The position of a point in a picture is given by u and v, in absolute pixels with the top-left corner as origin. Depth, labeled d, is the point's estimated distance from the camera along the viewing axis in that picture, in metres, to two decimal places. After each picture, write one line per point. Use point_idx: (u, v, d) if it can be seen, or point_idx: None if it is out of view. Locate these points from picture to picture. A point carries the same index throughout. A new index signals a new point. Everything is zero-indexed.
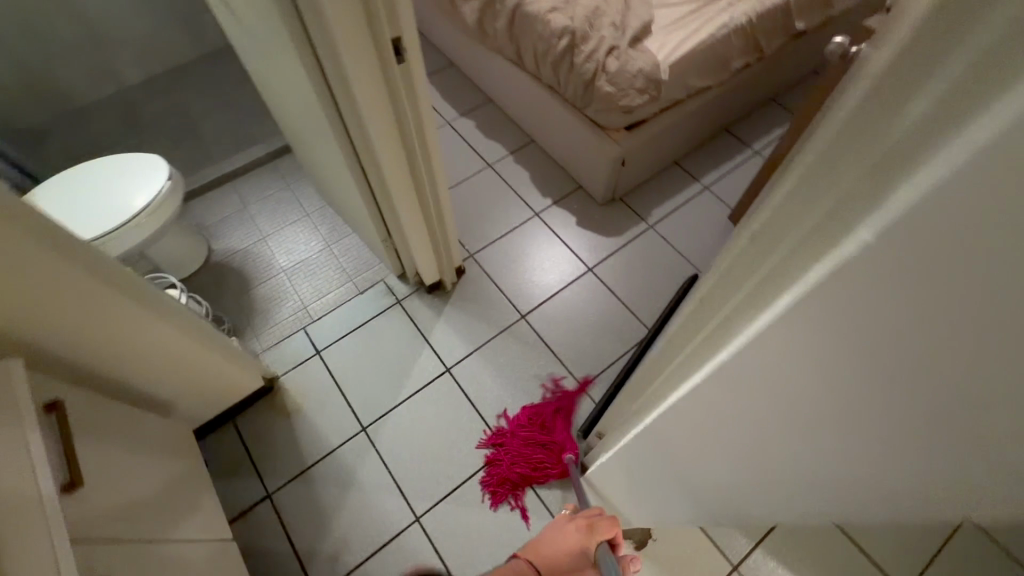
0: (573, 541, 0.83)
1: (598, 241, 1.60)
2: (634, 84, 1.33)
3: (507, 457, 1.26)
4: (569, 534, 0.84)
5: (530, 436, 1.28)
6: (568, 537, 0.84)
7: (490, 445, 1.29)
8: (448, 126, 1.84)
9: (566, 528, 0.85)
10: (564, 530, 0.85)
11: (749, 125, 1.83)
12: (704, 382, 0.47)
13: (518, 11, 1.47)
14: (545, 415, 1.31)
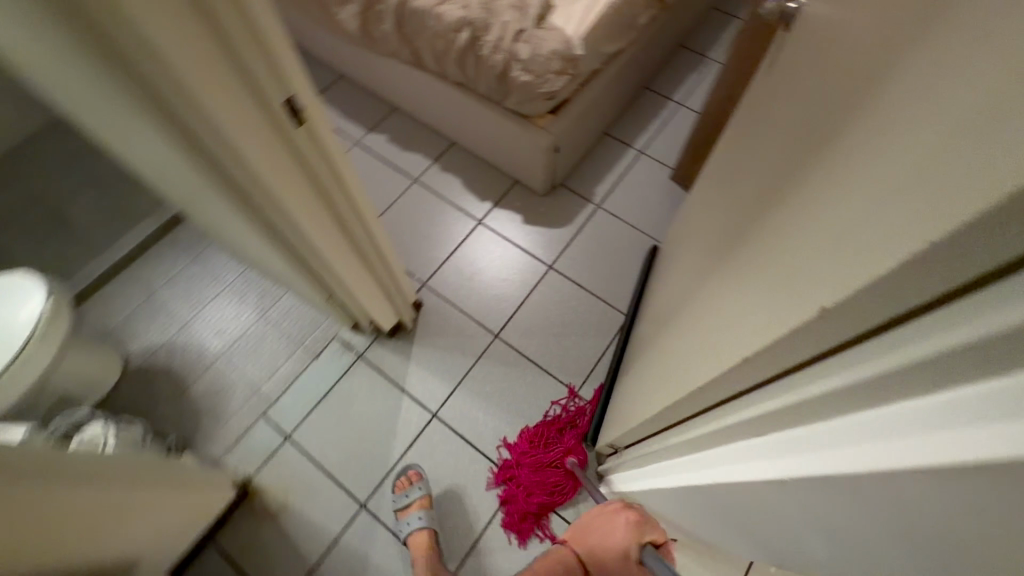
0: (618, 537, 0.85)
1: (550, 234, 1.53)
2: (551, 67, 1.23)
3: (522, 490, 1.20)
4: (614, 530, 0.87)
5: (537, 461, 1.22)
6: (613, 532, 0.87)
7: (501, 483, 1.22)
8: (358, 147, 1.67)
9: (617, 520, 0.87)
10: (613, 522, 0.88)
11: (664, 76, 1.78)
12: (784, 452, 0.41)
13: (404, 10, 1.32)
14: (544, 434, 1.26)
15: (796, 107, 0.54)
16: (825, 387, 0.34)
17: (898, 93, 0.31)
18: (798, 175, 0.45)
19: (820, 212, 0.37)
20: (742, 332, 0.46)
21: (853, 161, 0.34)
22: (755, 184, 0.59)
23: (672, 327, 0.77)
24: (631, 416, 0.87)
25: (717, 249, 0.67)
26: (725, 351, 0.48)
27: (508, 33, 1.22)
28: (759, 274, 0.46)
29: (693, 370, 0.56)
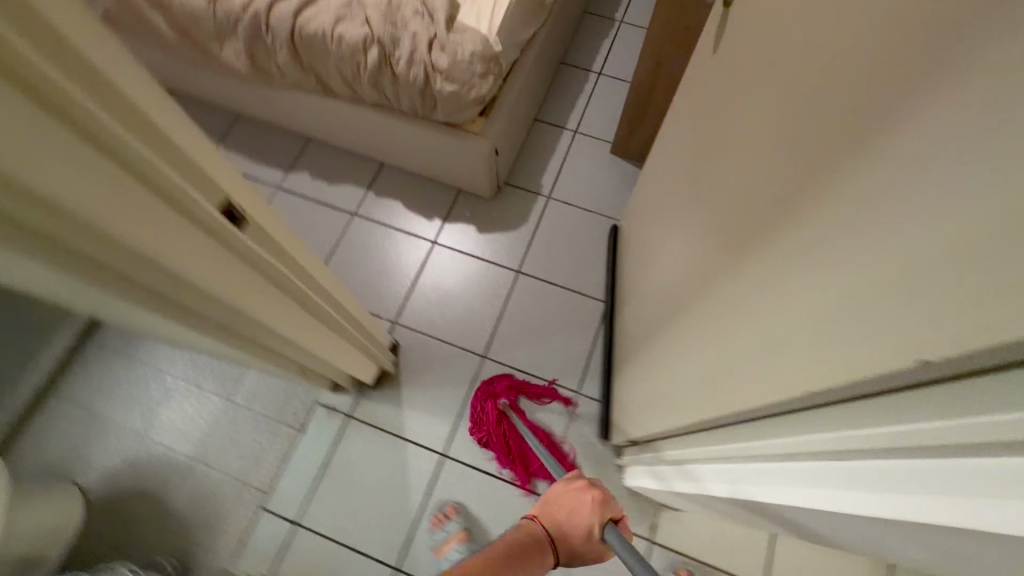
0: (578, 519, 0.69)
1: (510, 238, 1.47)
2: (475, 71, 1.16)
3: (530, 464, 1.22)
4: (574, 510, 0.70)
5: (500, 432, 1.24)
6: (574, 513, 0.70)
7: (507, 466, 1.23)
8: (281, 192, 1.53)
9: (569, 497, 0.71)
10: (569, 500, 0.71)
11: (579, 48, 1.73)
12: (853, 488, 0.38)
13: (299, 38, 1.19)
14: (479, 409, 1.27)
15: (778, 104, 0.52)
16: (902, 428, 0.34)
17: (939, 124, 0.29)
18: (815, 189, 0.43)
19: (871, 245, 0.35)
20: (797, 360, 0.44)
21: (898, 193, 0.32)
22: (747, 185, 0.58)
23: (682, 330, 0.76)
24: (655, 419, 0.87)
25: (714, 251, 0.66)
26: (777, 376, 0.47)
27: (421, 43, 1.14)
28: (799, 297, 0.44)
29: (735, 390, 0.55)
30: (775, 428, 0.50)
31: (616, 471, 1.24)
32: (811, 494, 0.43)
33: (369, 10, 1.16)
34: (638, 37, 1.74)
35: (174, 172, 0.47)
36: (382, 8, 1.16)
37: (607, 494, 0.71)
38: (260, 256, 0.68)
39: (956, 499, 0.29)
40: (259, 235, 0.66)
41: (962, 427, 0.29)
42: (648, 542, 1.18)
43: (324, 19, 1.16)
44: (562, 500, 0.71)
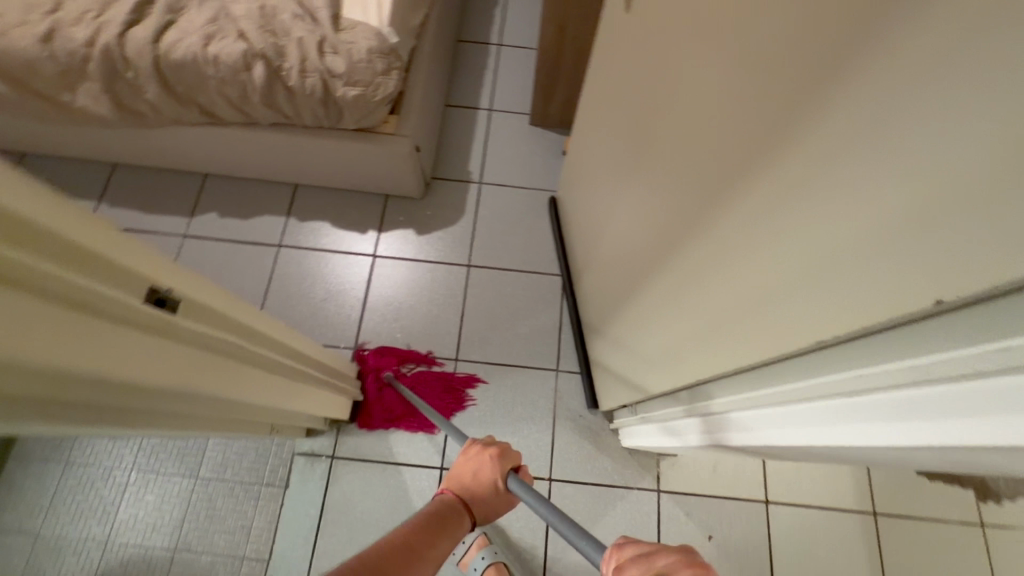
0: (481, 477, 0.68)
1: (452, 233, 1.42)
2: (376, 69, 1.08)
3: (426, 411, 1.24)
4: (477, 470, 0.69)
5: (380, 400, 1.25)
6: (476, 473, 0.69)
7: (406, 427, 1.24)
8: (190, 240, 1.38)
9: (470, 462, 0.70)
10: (471, 464, 0.70)
11: (471, 23, 1.66)
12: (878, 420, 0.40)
13: (167, 68, 1.05)
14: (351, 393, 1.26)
15: (716, 61, 0.51)
16: (922, 360, 0.35)
17: (903, 72, 0.29)
18: (768, 149, 0.43)
19: (844, 201, 0.35)
20: (792, 315, 0.45)
21: (867, 145, 0.32)
22: (694, 149, 0.57)
23: (659, 295, 0.76)
24: (654, 382, 0.88)
25: (672, 216, 0.66)
26: (779, 331, 0.48)
27: (310, 50, 1.04)
28: (774, 256, 0.45)
29: (741, 347, 0.56)
30: (791, 375, 0.51)
31: (611, 435, 1.27)
32: (842, 428, 0.45)
33: (241, 22, 1.04)
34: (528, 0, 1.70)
35: (76, 274, 0.41)
36: (255, 18, 1.04)
37: (503, 446, 0.71)
38: (206, 331, 0.60)
39: (977, 418, 0.31)
40: (197, 309, 0.59)
41: (988, 355, 0.30)
42: (657, 492, 1.23)
43: (191, 41, 1.03)
44: (464, 466, 0.71)
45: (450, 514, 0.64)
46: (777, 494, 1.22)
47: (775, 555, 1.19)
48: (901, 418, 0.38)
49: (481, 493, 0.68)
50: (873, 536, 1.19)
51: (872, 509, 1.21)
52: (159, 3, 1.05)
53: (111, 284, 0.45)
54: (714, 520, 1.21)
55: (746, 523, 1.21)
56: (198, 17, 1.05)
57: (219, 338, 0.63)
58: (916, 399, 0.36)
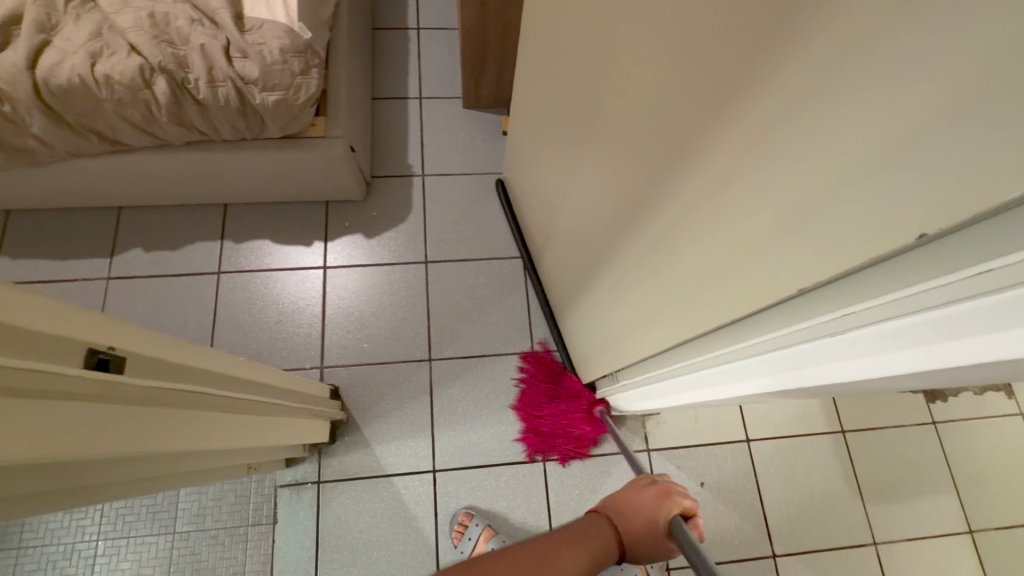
0: (642, 509, 0.65)
1: (403, 231, 1.37)
2: (294, 70, 1.00)
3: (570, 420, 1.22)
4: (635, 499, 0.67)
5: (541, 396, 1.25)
6: (637, 504, 0.66)
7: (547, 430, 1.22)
8: (117, 282, 1.26)
9: (635, 493, 0.68)
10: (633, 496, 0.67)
11: (384, 8, 1.57)
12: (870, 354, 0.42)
13: (51, 95, 0.93)
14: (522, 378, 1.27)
15: (659, 19, 0.50)
16: (903, 294, 0.37)
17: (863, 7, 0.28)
18: (728, 102, 0.43)
19: (817, 147, 0.35)
20: (771, 267, 0.45)
21: (834, 85, 0.32)
22: (648, 113, 0.56)
23: (628, 264, 0.76)
24: (634, 348, 0.89)
25: (634, 183, 0.65)
26: (760, 283, 0.48)
27: (216, 57, 0.95)
28: (749, 211, 0.45)
29: (723, 303, 0.56)
30: (772, 323, 0.52)
31: None
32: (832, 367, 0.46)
33: (130, 34, 0.93)
34: None
35: None
36: (145, 28, 0.94)
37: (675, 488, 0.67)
38: (159, 383, 0.55)
39: (986, 335, 0.32)
40: (147, 366, 0.54)
41: (968, 282, 0.31)
42: (647, 452, 1.26)
43: (73, 62, 0.92)
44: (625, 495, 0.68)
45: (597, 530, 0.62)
46: (756, 431, 1.29)
47: (762, 488, 1.26)
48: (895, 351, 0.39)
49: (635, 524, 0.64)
50: (844, 452, 1.29)
51: (841, 428, 1.30)
52: (25, 22, 0.92)
53: (32, 358, 0.40)
54: (702, 467, 1.26)
55: (732, 463, 1.27)
56: (77, 33, 0.93)
57: (173, 390, 0.58)
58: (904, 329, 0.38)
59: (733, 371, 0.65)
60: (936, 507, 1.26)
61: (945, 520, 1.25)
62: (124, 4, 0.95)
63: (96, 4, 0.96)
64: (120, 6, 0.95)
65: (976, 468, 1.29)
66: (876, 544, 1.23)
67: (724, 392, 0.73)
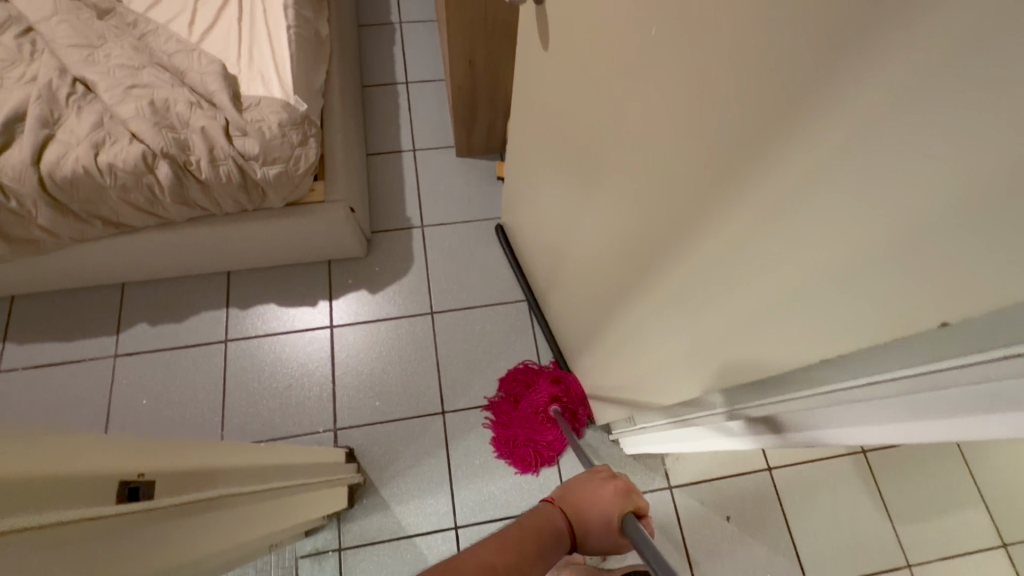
0: (596, 507, 0.59)
1: (407, 283, 1.38)
2: (292, 141, 1.03)
3: (534, 434, 1.24)
4: (594, 500, 0.59)
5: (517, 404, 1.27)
6: (593, 499, 0.59)
7: (513, 440, 1.24)
8: (125, 358, 1.25)
9: (593, 486, 0.61)
10: (591, 492, 0.60)
11: (371, 65, 1.62)
12: (895, 423, 0.42)
13: (57, 187, 0.95)
14: (507, 380, 1.30)
15: (655, 96, 0.51)
16: (916, 369, 0.37)
17: (860, 110, 0.29)
18: (731, 181, 0.43)
19: (828, 234, 0.35)
20: (787, 334, 0.47)
21: (838, 178, 0.32)
22: (651, 181, 0.58)
23: (643, 315, 0.77)
24: (650, 395, 0.89)
25: (643, 243, 0.66)
26: (783, 344, 0.49)
27: (215, 137, 0.97)
28: (766, 282, 0.45)
29: (748, 361, 0.56)
30: (791, 382, 0.53)
31: (613, 446, 1.27)
32: (859, 429, 0.46)
33: (131, 122, 0.95)
34: (423, 30, 1.67)
35: (15, 517, 0.33)
36: (146, 115, 0.95)
37: (631, 488, 0.61)
38: (194, 493, 0.53)
39: (1000, 417, 0.32)
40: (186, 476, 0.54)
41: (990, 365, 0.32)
42: (669, 489, 1.25)
43: (77, 154, 0.94)
44: (584, 487, 0.61)
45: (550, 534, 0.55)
46: (776, 459, 1.28)
47: (790, 517, 1.24)
48: (921, 422, 0.39)
49: (590, 522, 0.58)
50: (867, 472, 1.27)
51: (862, 448, 1.29)
52: (29, 118, 0.94)
53: (50, 510, 0.36)
54: (727, 500, 1.25)
55: (755, 494, 1.25)
56: (80, 125, 0.95)
57: (213, 499, 0.56)
58: (923, 399, 0.38)
59: (759, 424, 0.64)
60: (965, 522, 1.24)
61: (976, 534, 1.23)
62: (123, 93, 0.97)
63: (96, 95, 0.99)
64: (121, 96, 0.97)
65: (1000, 478, 1.27)
66: (910, 567, 1.20)
67: (743, 445, 0.72)
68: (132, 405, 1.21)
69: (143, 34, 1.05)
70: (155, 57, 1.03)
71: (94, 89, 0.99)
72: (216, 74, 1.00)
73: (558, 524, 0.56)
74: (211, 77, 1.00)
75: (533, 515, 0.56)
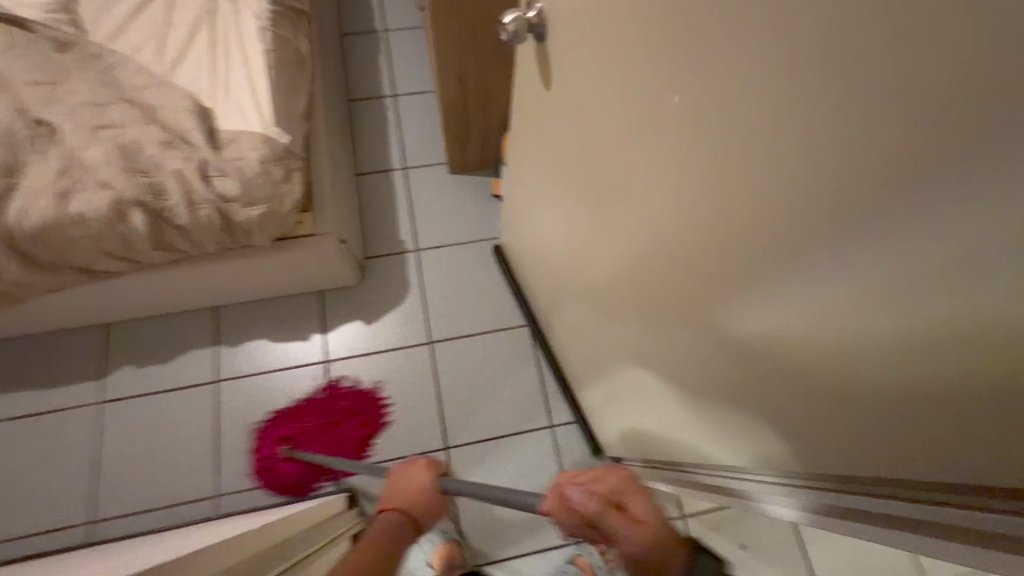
0: (416, 492, 0.65)
1: (403, 312, 1.32)
2: (275, 178, 0.96)
3: (354, 436, 1.22)
4: (412, 485, 0.66)
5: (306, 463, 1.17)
6: (412, 486, 0.66)
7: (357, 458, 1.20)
8: (111, 404, 1.20)
9: (401, 482, 0.67)
10: (406, 483, 0.67)
11: (356, 77, 1.53)
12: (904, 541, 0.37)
13: (23, 239, 0.88)
14: (272, 476, 1.16)
15: (676, 163, 0.45)
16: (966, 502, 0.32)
17: (1013, 239, 0.23)
18: (790, 268, 0.37)
19: (923, 349, 0.30)
20: (832, 430, 0.42)
21: (962, 302, 0.26)
22: (671, 248, 0.52)
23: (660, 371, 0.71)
24: (667, 443, 0.84)
25: (659, 304, 0.61)
26: (832, 445, 0.43)
27: (192, 182, 0.91)
28: (825, 379, 0.40)
29: (783, 447, 0.51)
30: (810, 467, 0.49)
31: None
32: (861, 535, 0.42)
33: (100, 169, 0.88)
34: (409, 38, 1.58)
35: None
36: (116, 160, 0.89)
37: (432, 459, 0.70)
38: None
39: None
40: None
41: None
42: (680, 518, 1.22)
43: (43, 205, 0.87)
44: (396, 485, 0.67)
45: (393, 533, 0.60)
46: None
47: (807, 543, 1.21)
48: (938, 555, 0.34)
49: (419, 501, 0.65)
50: None
51: None
52: None
53: None
54: (742, 528, 1.21)
55: None
56: (43, 171, 0.88)
57: (303, 559, 0.73)
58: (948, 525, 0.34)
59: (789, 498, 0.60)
60: None
61: None
62: (90, 136, 0.90)
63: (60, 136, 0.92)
64: (87, 139, 0.90)
65: None
66: None
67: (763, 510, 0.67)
68: (122, 454, 1.16)
69: (108, 67, 0.98)
70: (123, 92, 0.95)
71: (58, 130, 0.91)
72: (189, 110, 0.93)
73: (396, 524, 0.61)
74: (185, 113, 0.93)
75: (369, 532, 0.60)
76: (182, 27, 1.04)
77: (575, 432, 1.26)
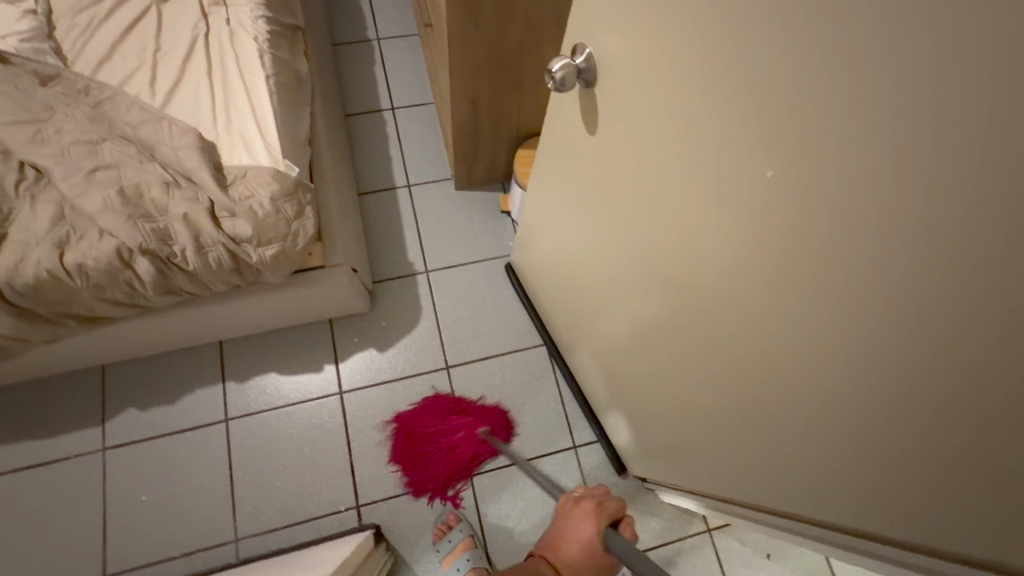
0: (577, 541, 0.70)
1: (417, 336, 1.28)
2: (287, 216, 0.90)
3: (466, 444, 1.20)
4: (576, 530, 0.71)
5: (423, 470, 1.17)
6: (574, 533, 0.71)
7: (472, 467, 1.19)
8: (115, 450, 1.14)
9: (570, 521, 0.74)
10: (571, 527, 0.72)
11: (352, 91, 1.47)
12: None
13: (16, 293, 0.81)
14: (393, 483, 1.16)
15: (789, 212, 0.43)
16: None
17: None
18: (929, 339, 0.37)
19: None
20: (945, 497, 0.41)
21: None
22: (770, 303, 0.50)
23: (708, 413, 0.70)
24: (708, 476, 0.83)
25: (737, 350, 0.59)
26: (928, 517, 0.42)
27: (199, 224, 0.85)
28: (952, 443, 0.38)
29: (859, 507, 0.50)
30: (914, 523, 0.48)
31: (647, 493, 1.22)
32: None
33: (99, 217, 0.82)
34: (405, 48, 1.52)
35: None
36: (116, 207, 0.82)
37: (603, 502, 0.73)
38: None
39: None
40: None
41: None
42: (707, 532, 1.20)
43: (37, 258, 0.80)
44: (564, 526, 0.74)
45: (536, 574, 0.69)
46: None
47: None
48: None
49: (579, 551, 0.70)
50: None
51: None
52: None
53: None
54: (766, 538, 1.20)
55: None
56: (36, 221, 0.81)
57: None
58: None
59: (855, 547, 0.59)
60: None
61: None
62: (84, 181, 0.83)
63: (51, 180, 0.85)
64: (82, 185, 0.83)
65: None
66: None
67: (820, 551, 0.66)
68: (131, 503, 1.11)
69: (98, 101, 0.91)
70: (116, 129, 0.89)
71: (48, 174, 0.85)
72: (191, 147, 0.88)
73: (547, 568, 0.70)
74: (188, 151, 0.87)
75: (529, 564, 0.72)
76: (175, 53, 0.98)
77: (598, 451, 1.25)
